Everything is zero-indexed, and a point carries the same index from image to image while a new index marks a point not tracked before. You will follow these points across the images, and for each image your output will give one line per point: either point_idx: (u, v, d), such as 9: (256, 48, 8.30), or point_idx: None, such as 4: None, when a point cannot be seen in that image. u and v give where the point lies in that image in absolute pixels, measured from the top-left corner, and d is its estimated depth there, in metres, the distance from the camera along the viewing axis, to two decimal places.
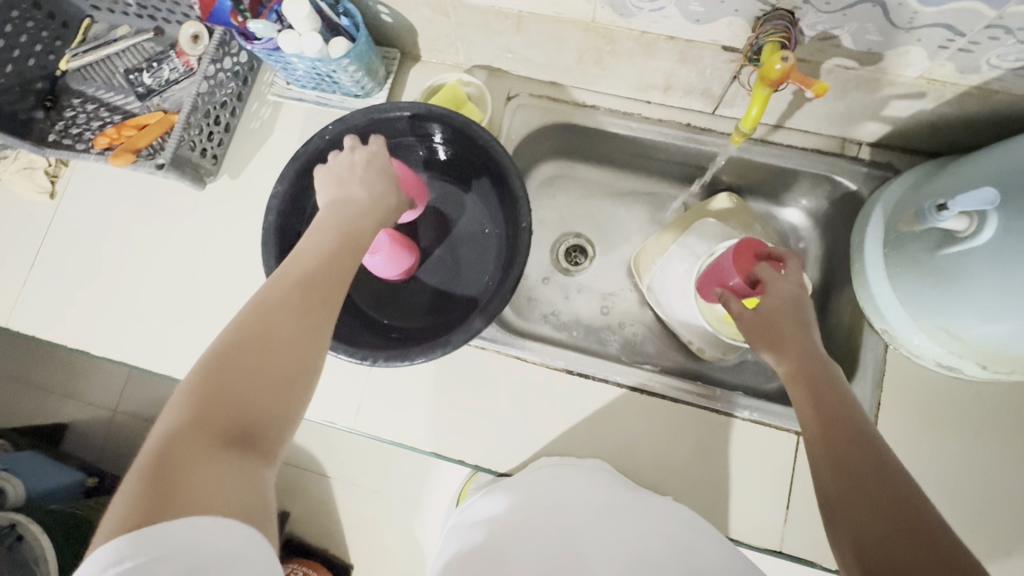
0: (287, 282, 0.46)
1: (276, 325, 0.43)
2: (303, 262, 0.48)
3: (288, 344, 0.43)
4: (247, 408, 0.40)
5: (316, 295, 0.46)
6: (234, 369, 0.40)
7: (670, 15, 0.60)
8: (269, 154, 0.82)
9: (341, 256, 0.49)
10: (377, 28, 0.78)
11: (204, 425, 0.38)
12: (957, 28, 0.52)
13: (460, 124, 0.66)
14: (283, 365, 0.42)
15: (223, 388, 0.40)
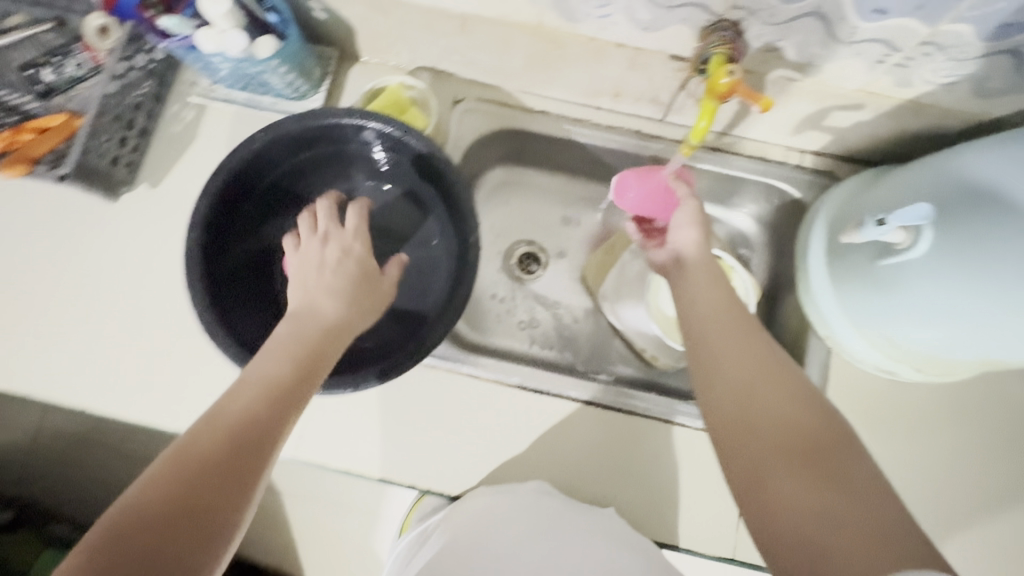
0: (244, 408, 0.45)
1: (202, 467, 0.42)
2: (257, 386, 0.47)
3: (219, 475, 0.42)
4: (162, 540, 0.39)
5: (261, 424, 0.45)
6: (156, 500, 0.40)
7: (617, 22, 0.58)
8: (194, 161, 0.76)
9: (298, 382, 0.48)
10: (311, 26, 0.72)
11: (117, 554, 0.37)
12: (893, 43, 0.53)
13: (403, 133, 0.63)
14: (206, 491, 0.41)
15: (116, 559, 0.37)
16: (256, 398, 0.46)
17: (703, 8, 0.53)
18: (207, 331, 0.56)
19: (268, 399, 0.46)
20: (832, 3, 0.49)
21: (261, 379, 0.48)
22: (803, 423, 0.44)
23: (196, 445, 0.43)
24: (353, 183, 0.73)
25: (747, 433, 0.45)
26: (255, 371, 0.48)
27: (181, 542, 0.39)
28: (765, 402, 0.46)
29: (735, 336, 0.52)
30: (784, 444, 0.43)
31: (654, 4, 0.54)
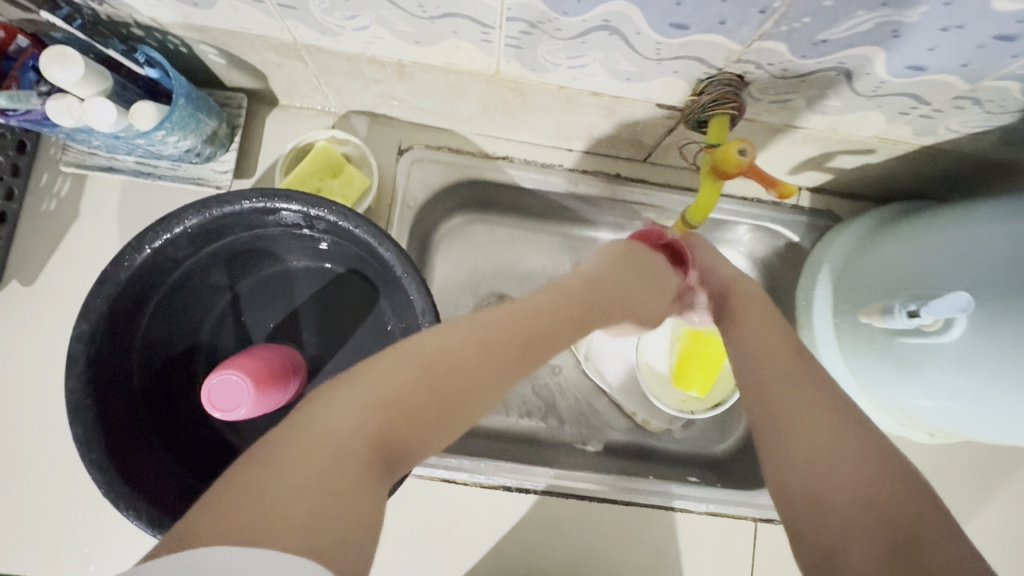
0: (490, 330, 0.40)
1: (457, 366, 0.36)
2: (514, 339, 0.40)
3: (439, 413, 0.35)
4: (384, 437, 0.32)
5: (515, 355, 0.40)
6: (393, 400, 0.33)
7: (594, 72, 0.47)
8: (77, 246, 0.61)
9: (560, 321, 0.46)
10: (209, 71, 0.57)
11: (327, 444, 0.30)
12: (923, 97, 0.44)
13: (329, 214, 0.50)
14: (444, 431, 0.35)
15: (397, 398, 0.33)
16: (498, 332, 0.40)
17: (701, 62, 0.43)
18: (107, 499, 0.45)
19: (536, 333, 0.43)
20: (859, 59, 0.40)
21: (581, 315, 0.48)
22: (852, 450, 0.35)
23: (431, 359, 0.36)
24: (283, 264, 0.61)
25: (802, 485, 0.35)
26: (566, 303, 0.47)
27: (382, 458, 0.31)
28: (803, 435, 0.37)
29: (785, 371, 0.43)
30: (852, 503, 0.32)
31: (640, 57, 0.43)
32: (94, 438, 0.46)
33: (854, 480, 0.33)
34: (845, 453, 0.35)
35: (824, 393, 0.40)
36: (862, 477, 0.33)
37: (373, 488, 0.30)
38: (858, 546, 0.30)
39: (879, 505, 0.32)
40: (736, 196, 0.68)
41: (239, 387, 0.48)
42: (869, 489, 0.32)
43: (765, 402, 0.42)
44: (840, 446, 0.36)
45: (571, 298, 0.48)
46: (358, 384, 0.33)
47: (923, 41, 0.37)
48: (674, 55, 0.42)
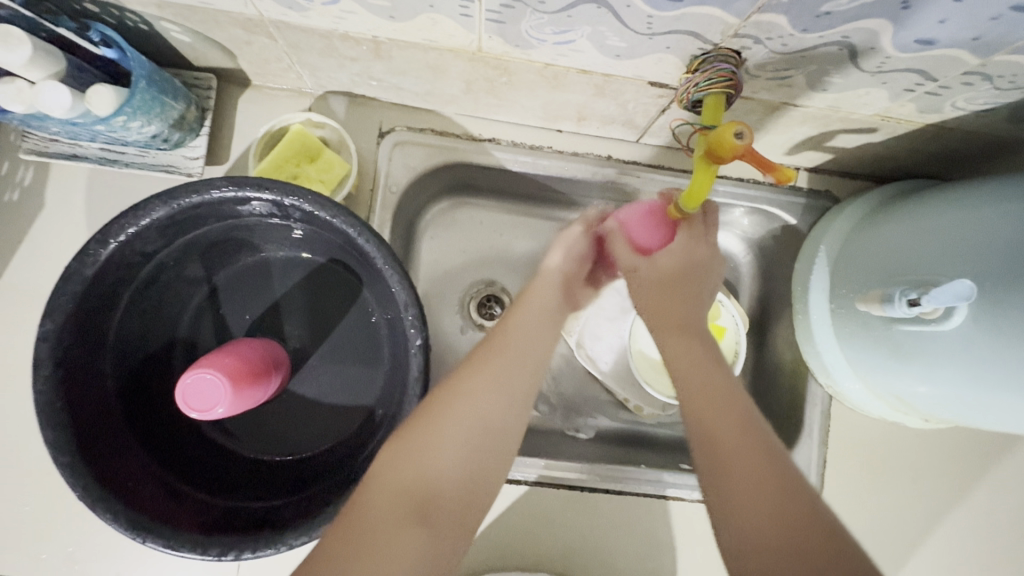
0: (495, 387, 0.46)
1: (477, 435, 0.44)
2: (506, 378, 0.47)
3: (480, 469, 0.43)
4: (424, 497, 0.41)
5: (506, 423, 0.45)
6: (422, 470, 0.41)
7: (582, 48, 0.44)
8: (43, 238, 0.58)
9: (541, 352, 0.50)
10: (173, 50, 0.54)
11: (386, 516, 0.39)
12: (930, 73, 0.42)
13: (304, 203, 0.47)
14: (483, 476, 0.44)
15: (416, 489, 0.41)
16: (500, 388, 0.46)
17: (696, 37, 0.40)
18: (83, 503, 0.44)
19: (528, 376, 0.48)
20: (865, 33, 0.37)
21: (547, 351, 0.51)
22: (761, 469, 0.38)
23: (447, 434, 0.43)
24: (261, 254, 0.58)
25: (722, 478, 0.39)
26: (540, 335, 0.51)
27: (422, 516, 0.40)
28: (729, 460, 0.39)
29: (705, 359, 0.45)
30: (767, 519, 0.36)
31: (631, 32, 0.40)
32: (67, 441, 0.44)
33: (761, 512, 0.37)
34: (749, 455, 0.39)
35: (730, 400, 0.42)
36: (770, 500, 0.37)
37: (434, 542, 0.40)
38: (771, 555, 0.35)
39: (790, 520, 0.36)
40: (732, 178, 0.66)
41: (215, 387, 0.46)
42: (742, 506, 0.37)
43: (697, 401, 0.42)
44: (746, 467, 0.38)
45: (539, 328, 0.51)
46: (387, 463, 0.42)
47: (934, 12, 0.35)
48: (667, 30, 0.40)
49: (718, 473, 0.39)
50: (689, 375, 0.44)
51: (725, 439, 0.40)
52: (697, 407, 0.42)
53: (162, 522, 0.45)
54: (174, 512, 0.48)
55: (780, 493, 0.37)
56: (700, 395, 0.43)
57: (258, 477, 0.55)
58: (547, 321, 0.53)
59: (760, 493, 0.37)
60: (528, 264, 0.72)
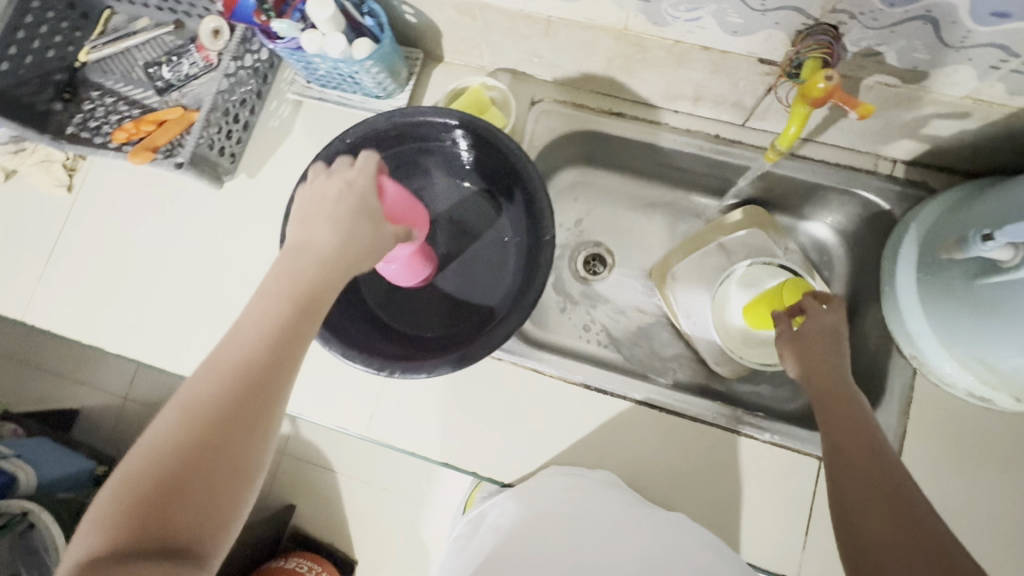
0: (207, 382, 0.39)
1: (183, 436, 0.37)
2: (226, 363, 0.40)
3: (235, 440, 0.38)
4: (189, 457, 0.37)
5: (232, 417, 0.38)
6: (178, 440, 0.37)
7: (706, 25, 0.58)
8: (288, 154, 0.81)
9: (304, 299, 0.44)
10: (402, 29, 0.76)
11: (142, 470, 0.36)
12: (1011, 48, 0.50)
13: (480, 128, 0.64)
14: (255, 443, 0.39)
15: (143, 494, 0.35)
16: (215, 379, 0.40)
17: (800, 12, 0.52)
18: None
19: (277, 347, 0.42)
20: (945, 7, 0.47)
21: (287, 313, 0.43)
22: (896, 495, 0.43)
23: (163, 458, 0.36)
24: (431, 178, 0.76)
25: (857, 501, 0.44)
26: (316, 283, 0.45)
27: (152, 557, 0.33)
28: (875, 491, 0.43)
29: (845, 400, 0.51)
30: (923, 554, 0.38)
31: (747, 8, 0.54)
32: None
33: (904, 525, 0.40)
34: (891, 490, 0.43)
35: (888, 463, 0.45)
36: (916, 541, 0.39)
37: None
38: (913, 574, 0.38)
39: (914, 531, 0.40)
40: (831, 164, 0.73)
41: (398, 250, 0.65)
42: (886, 537, 0.41)
43: (847, 446, 0.47)
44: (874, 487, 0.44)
45: (277, 284, 0.45)
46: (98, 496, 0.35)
47: None
48: (777, 5, 0.52)
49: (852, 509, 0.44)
50: (847, 424, 0.49)
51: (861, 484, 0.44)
52: (845, 436, 0.48)
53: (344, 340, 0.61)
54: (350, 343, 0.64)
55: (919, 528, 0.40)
56: (845, 430, 0.49)
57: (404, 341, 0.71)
58: (272, 284, 0.45)
59: (900, 530, 0.40)
60: None
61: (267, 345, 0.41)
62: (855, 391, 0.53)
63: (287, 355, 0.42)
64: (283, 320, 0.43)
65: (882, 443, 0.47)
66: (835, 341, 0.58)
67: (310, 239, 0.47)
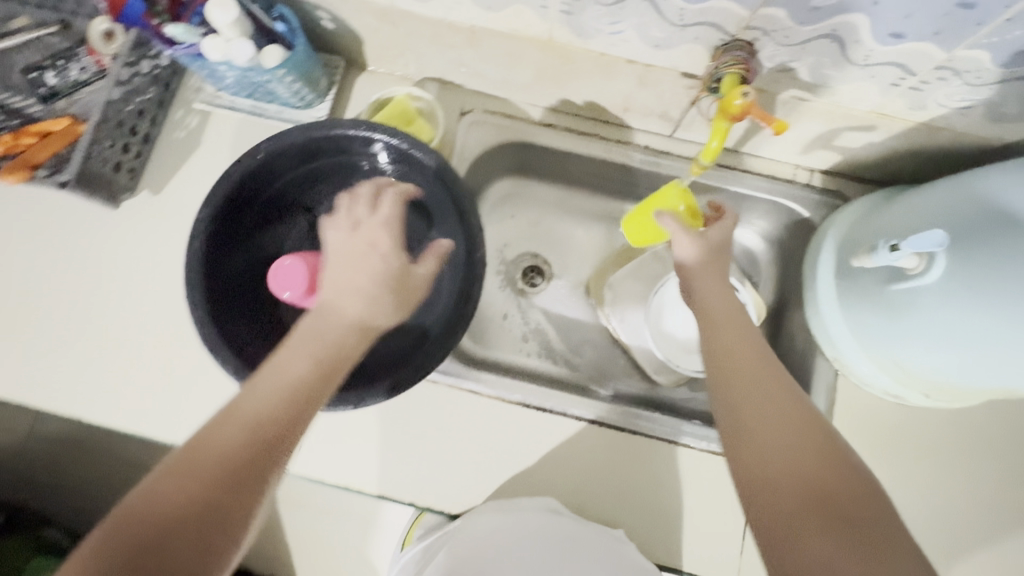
0: (217, 446, 0.43)
1: (180, 504, 0.40)
2: (233, 426, 0.44)
3: (214, 518, 0.40)
4: (169, 535, 0.39)
5: (215, 499, 0.41)
6: (156, 512, 0.40)
7: (629, 38, 0.58)
8: (197, 168, 0.75)
9: (312, 371, 0.47)
10: (319, 35, 0.72)
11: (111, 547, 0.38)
12: (908, 67, 0.52)
13: (406, 145, 0.62)
14: (242, 514, 0.41)
15: (117, 555, 0.38)
16: (225, 444, 0.43)
17: (717, 28, 0.53)
18: (208, 346, 0.56)
19: (278, 409, 0.45)
20: (848, 26, 0.49)
21: (302, 385, 0.46)
22: (823, 449, 0.44)
23: (157, 522, 0.39)
24: None
25: (787, 484, 0.42)
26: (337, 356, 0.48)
27: None
28: (795, 457, 0.43)
29: (751, 351, 0.52)
30: (806, 492, 0.41)
31: (666, 22, 0.54)
32: (202, 298, 0.57)
33: (830, 479, 0.42)
34: (821, 454, 0.44)
35: (793, 406, 0.47)
36: (811, 481, 0.42)
37: None
38: (809, 541, 0.39)
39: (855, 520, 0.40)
40: (754, 174, 0.76)
41: (295, 267, 0.57)
42: (821, 486, 0.42)
43: (736, 393, 0.49)
44: (824, 461, 0.43)
45: (297, 353, 0.47)
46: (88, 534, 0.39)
47: (898, 8, 0.46)
48: (694, 21, 0.52)
49: (767, 490, 0.43)
50: (753, 399, 0.48)
51: (772, 440, 0.45)
52: (767, 411, 0.47)
53: None
54: None
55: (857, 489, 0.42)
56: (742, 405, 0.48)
57: None
58: (297, 359, 0.47)
59: (843, 486, 0.42)
60: None
61: (285, 415, 0.45)
62: (756, 335, 0.55)
63: (270, 441, 0.44)
64: (306, 385, 0.46)
65: (809, 409, 0.47)
66: (722, 278, 0.59)
67: (333, 303, 0.51)
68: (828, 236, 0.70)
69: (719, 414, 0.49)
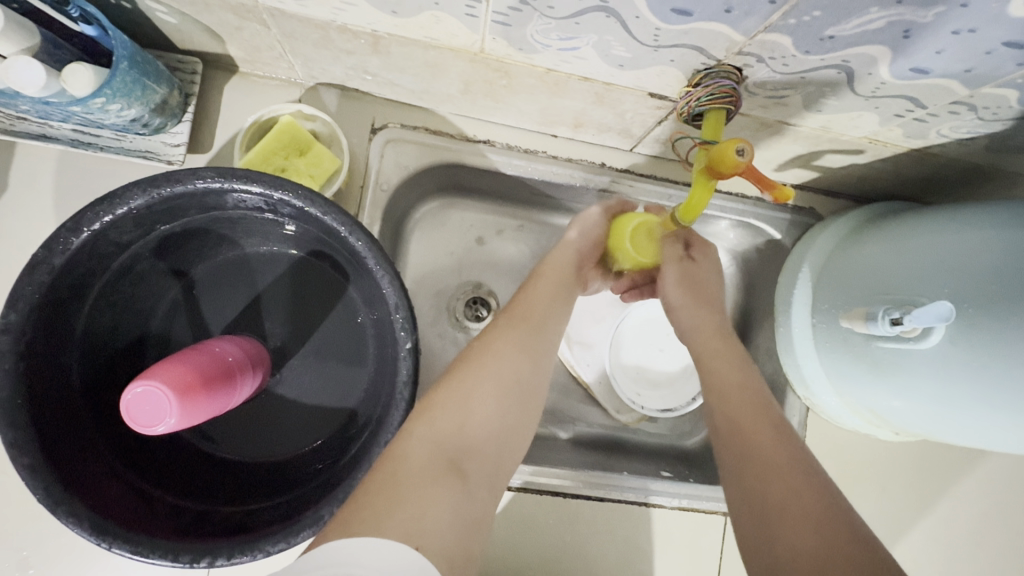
0: (506, 362, 0.45)
1: (477, 407, 0.42)
2: (512, 357, 0.45)
3: (491, 457, 0.41)
4: (449, 453, 0.39)
5: (510, 401, 0.44)
6: (450, 431, 0.40)
7: (586, 56, 0.44)
8: (6, 224, 0.54)
9: (550, 319, 0.50)
10: (158, 31, 0.51)
11: (418, 469, 0.37)
12: (920, 100, 0.43)
13: (289, 197, 0.45)
14: (504, 450, 0.42)
15: (452, 429, 0.40)
16: (498, 370, 0.44)
17: (701, 51, 0.40)
18: (43, 506, 0.41)
19: (542, 349, 0.48)
20: (864, 58, 0.38)
21: (556, 334, 0.50)
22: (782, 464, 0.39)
23: (467, 404, 0.42)
24: (242, 247, 0.56)
25: (765, 514, 0.37)
26: (553, 313, 0.51)
27: (453, 466, 0.38)
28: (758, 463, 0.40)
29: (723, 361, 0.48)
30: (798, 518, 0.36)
31: (637, 42, 0.40)
32: (27, 441, 0.42)
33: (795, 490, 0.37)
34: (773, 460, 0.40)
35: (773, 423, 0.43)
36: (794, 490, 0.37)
37: (465, 495, 0.37)
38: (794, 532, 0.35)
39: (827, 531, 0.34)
40: (721, 189, 0.67)
41: (161, 399, 0.40)
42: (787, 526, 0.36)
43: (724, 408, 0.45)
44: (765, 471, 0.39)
45: (553, 306, 0.51)
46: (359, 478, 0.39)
47: (931, 43, 0.36)
48: (672, 43, 0.40)
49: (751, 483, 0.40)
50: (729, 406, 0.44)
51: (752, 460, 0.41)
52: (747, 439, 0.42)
53: (128, 527, 0.43)
54: (148, 517, 0.46)
55: (812, 489, 0.37)
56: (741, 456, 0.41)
57: (232, 482, 0.53)
58: (554, 303, 0.52)
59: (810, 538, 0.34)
60: (515, 264, 0.71)
61: (529, 363, 0.46)
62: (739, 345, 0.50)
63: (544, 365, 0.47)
64: (548, 326, 0.49)
65: (782, 424, 0.43)
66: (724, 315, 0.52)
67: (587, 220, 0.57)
68: (802, 267, 0.63)
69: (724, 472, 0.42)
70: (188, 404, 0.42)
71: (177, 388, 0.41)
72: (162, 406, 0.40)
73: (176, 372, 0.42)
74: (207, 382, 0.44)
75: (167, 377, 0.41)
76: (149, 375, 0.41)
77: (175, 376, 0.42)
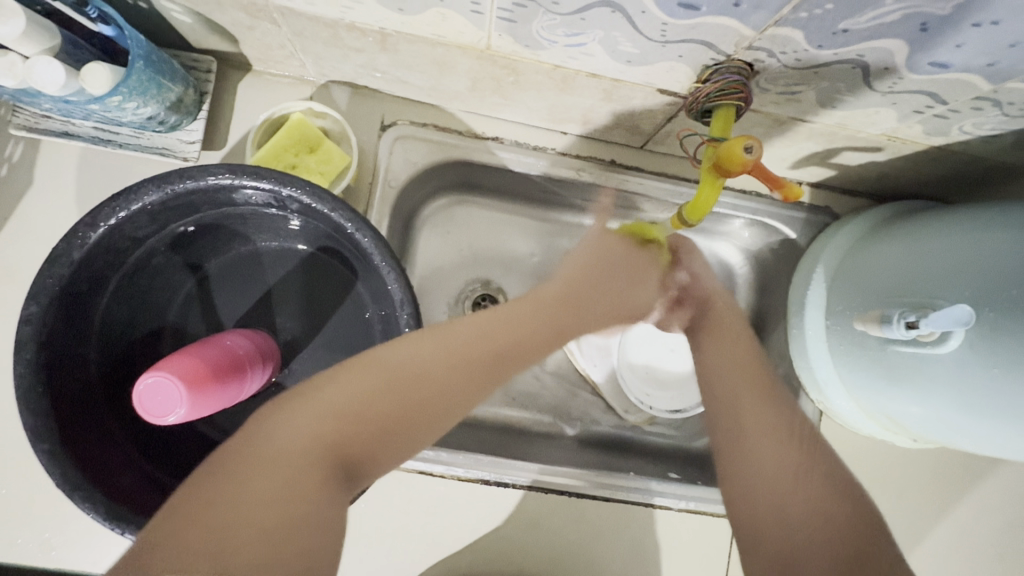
0: (433, 362, 0.40)
1: (380, 407, 0.38)
2: (440, 362, 0.41)
3: (368, 464, 0.37)
4: (339, 454, 0.35)
5: (416, 409, 0.39)
6: (343, 429, 0.36)
7: (593, 52, 0.44)
8: (31, 218, 0.56)
9: (515, 338, 0.45)
10: (174, 31, 0.53)
11: (283, 464, 0.33)
12: (940, 96, 0.41)
13: (297, 193, 0.45)
14: (390, 458, 0.38)
15: (350, 430, 0.36)
16: (421, 371, 0.40)
17: (709, 47, 0.39)
18: (61, 491, 0.42)
19: (483, 364, 0.42)
20: (880, 53, 0.37)
21: (524, 347, 0.45)
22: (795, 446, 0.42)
23: (371, 403, 0.37)
24: (253, 243, 0.57)
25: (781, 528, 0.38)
26: (530, 329, 0.46)
27: (331, 471, 0.35)
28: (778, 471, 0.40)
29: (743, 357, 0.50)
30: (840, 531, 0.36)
31: (644, 38, 0.40)
32: (48, 428, 0.43)
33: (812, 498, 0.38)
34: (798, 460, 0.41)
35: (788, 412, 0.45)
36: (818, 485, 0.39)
37: (329, 504, 0.33)
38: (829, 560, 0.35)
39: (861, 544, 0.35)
40: (734, 188, 0.65)
41: (172, 390, 0.41)
42: (805, 522, 0.37)
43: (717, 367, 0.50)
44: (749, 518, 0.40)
45: (528, 318, 0.47)
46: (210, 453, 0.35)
47: (950, 37, 0.34)
48: (680, 38, 0.39)
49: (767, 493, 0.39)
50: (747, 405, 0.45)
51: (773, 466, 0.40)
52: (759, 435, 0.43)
53: (141, 514, 0.44)
54: (159, 505, 0.47)
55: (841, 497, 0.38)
56: (745, 470, 0.41)
57: None
58: (545, 319, 0.48)
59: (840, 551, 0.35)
60: (525, 261, 0.71)
61: (461, 374, 0.41)
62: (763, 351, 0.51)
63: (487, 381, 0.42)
64: (519, 341, 0.45)
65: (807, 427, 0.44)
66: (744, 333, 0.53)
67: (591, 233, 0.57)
68: (817, 268, 0.62)
69: (720, 473, 0.43)
70: (198, 395, 0.43)
71: (185, 381, 0.42)
72: (172, 398, 0.41)
73: (182, 364, 0.43)
74: (215, 374, 0.45)
75: (174, 369, 0.42)
76: (154, 368, 0.42)
77: (179, 370, 0.42)
